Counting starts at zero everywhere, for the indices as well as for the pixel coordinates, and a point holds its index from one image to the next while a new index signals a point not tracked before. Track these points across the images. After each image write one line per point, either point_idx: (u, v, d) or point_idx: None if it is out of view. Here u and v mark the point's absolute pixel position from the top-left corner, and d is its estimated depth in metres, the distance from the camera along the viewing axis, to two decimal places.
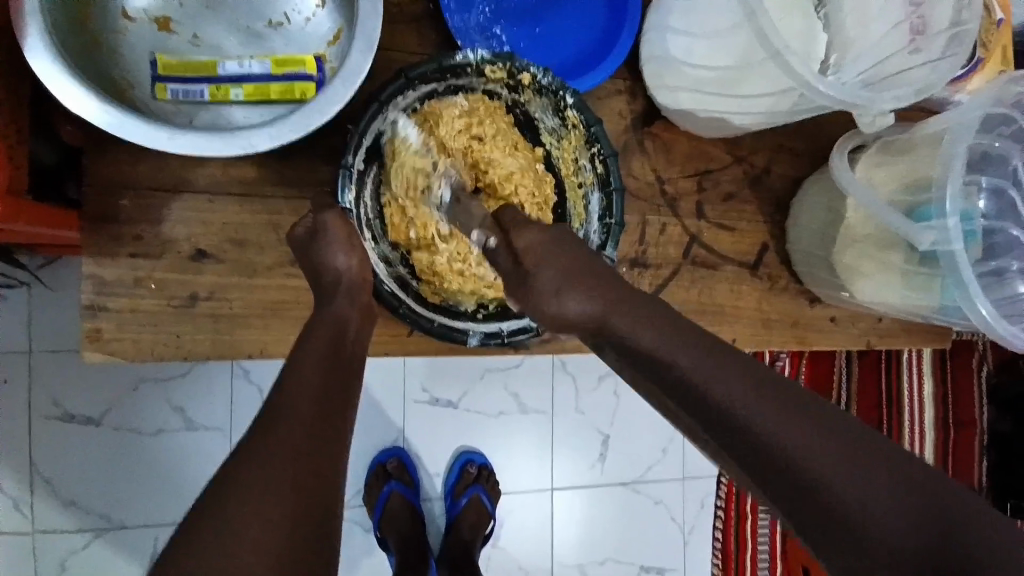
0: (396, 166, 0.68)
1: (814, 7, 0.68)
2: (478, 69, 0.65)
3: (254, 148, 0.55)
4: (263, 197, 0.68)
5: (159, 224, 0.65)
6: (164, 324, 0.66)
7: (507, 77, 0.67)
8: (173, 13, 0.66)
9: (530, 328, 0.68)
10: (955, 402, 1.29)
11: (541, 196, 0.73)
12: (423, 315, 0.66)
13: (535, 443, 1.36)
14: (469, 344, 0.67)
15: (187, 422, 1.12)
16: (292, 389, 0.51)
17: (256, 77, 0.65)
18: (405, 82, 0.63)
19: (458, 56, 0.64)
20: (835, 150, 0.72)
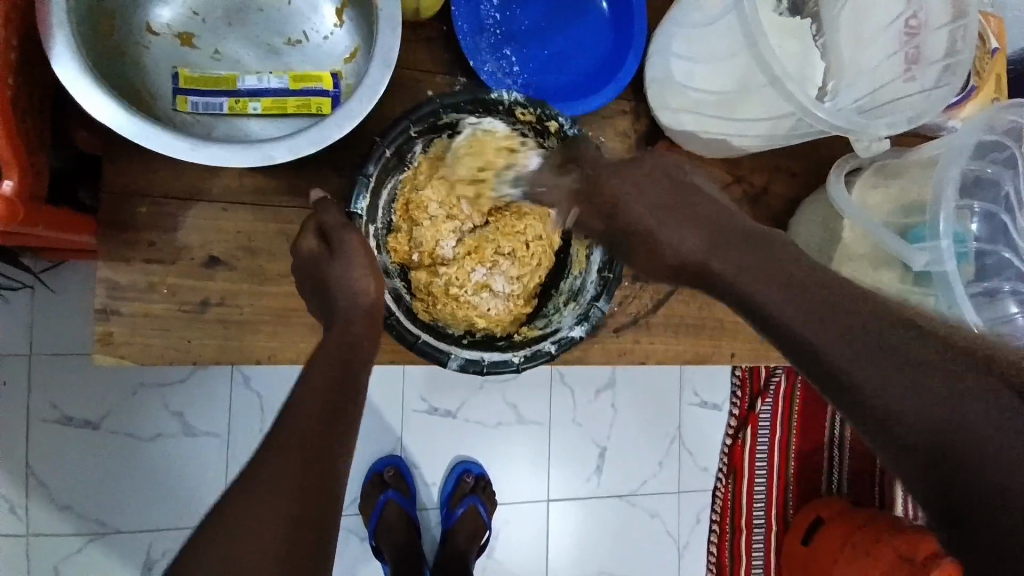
0: (417, 186, 0.71)
1: (812, 36, 0.70)
2: (509, 109, 0.67)
3: (272, 160, 0.56)
4: (276, 207, 0.69)
5: (173, 231, 0.67)
6: (175, 328, 0.67)
7: (536, 121, 0.68)
8: (195, 28, 0.68)
9: (510, 365, 0.68)
10: None
11: (548, 239, 0.74)
12: (409, 329, 0.65)
13: (532, 455, 1.37)
14: (447, 366, 0.66)
15: (187, 428, 1.13)
16: (302, 395, 0.54)
17: (273, 91, 0.67)
18: (438, 107, 0.65)
19: (494, 93, 0.66)
20: (832, 172, 0.75)
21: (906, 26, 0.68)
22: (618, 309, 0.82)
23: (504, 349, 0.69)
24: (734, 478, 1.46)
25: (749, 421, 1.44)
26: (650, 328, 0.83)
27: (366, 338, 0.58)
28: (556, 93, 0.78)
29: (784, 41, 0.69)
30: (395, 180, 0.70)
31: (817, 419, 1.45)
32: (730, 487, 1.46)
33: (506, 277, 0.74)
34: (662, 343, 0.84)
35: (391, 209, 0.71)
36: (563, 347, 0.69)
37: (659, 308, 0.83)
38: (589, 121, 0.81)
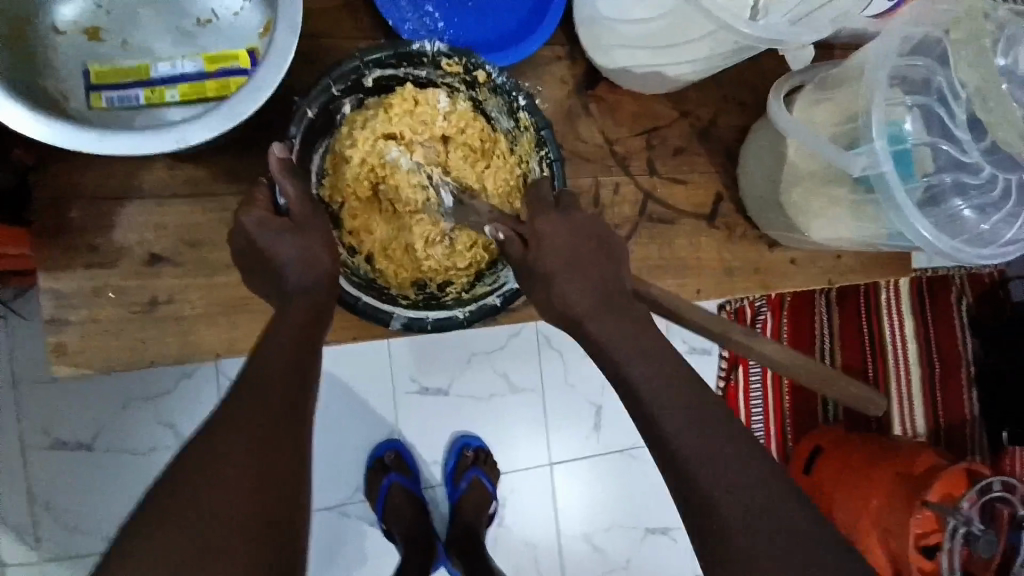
0: (355, 141, 0.68)
1: None
2: (435, 60, 0.66)
3: (186, 142, 0.54)
4: (214, 195, 0.68)
5: (111, 232, 0.66)
6: (128, 329, 0.66)
7: (463, 72, 0.67)
8: (101, 22, 0.66)
9: (457, 321, 0.68)
10: (938, 343, 1.43)
11: (506, 183, 0.73)
12: (349, 290, 0.65)
13: (531, 421, 1.38)
14: (391, 327, 0.66)
15: (179, 436, 1.13)
16: (256, 380, 0.51)
17: (190, 76, 0.66)
18: (361, 64, 0.63)
19: (415, 45, 0.64)
20: (771, 94, 0.72)
21: None
22: None
23: (449, 307, 0.69)
24: None
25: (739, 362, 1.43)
26: None
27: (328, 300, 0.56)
28: (484, 45, 0.76)
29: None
30: (326, 143, 0.67)
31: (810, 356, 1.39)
32: None
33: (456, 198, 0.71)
34: None
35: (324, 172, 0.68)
36: (508, 300, 0.68)
37: None
38: (522, 72, 0.80)
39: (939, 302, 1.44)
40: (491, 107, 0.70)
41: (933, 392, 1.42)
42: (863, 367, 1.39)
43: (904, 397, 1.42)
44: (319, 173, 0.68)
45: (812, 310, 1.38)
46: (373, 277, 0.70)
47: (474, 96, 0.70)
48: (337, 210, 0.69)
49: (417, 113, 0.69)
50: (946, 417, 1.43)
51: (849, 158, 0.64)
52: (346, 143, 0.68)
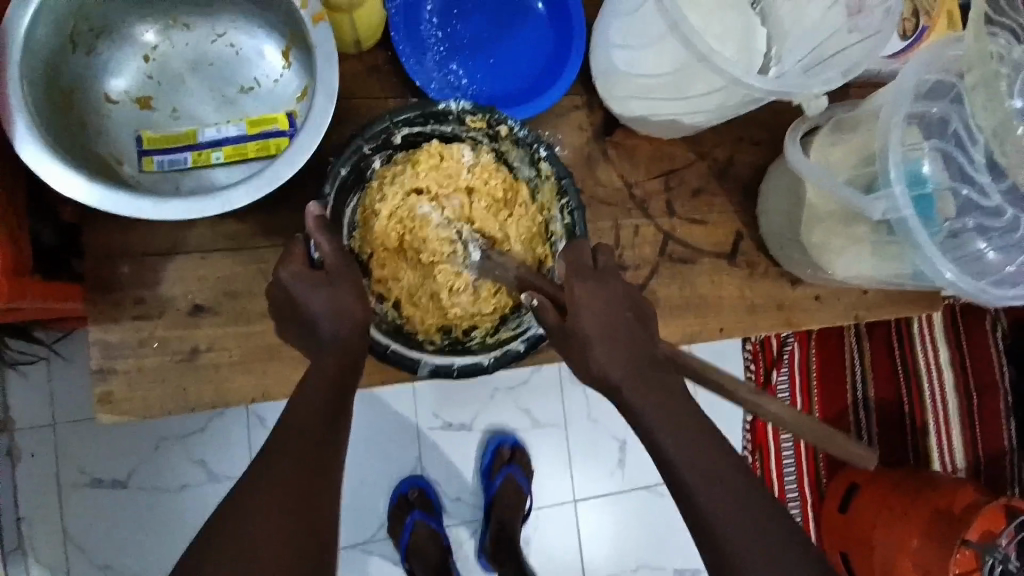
0: (383, 195, 0.71)
1: (751, 4, 0.76)
2: (459, 117, 0.70)
3: (231, 205, 0.58)
4: (252, 248, 0.71)
5: (156, 285, 0.70)
6: (169, 378, 0.70)
7: (487, 127, 0.71)
8: (151, 91, 0.71)
9: (482, 368, 0.70)
10: (976, 371, 1.39)
11: (528, 230, 0.75)
12: (380, 339, 0.68)
13: (555, 457, 1.38)
14: (418, 374, 0.68)
15: (211, 475, 1.16)
16: (293, 430, 0.53)
17: (232, 139, 0.71)
18: (390, 123, 0.67)
19: (441, 104, 0.68)
20: (788, 136, 0.74)
21: None
22: None
23: (475, 353, 0.71)
24: (761, 455, 1.41)
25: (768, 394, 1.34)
26: None
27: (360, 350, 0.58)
28: (504, 99, 0.80)
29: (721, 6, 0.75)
30: (357, 197, 0.71)
31: (839, 387, 1.37)
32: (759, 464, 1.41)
33: (483, 251, 0.72)
34: None
35: (355, 224, 0.71)
36: (532, 347, 0.70)
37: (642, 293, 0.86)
38: (541, 121, 0.84)
39: (970, 325, 1.40)
40: (514, 159, 0.73)
41: (973, 422, 1.38)
42: (895, 395, 1.38)
43: (942, 429, 1.38)
44: (350, 225, 0.71)
45: (840, 340, 1.38)
46: (401, 323, 0.73)
47: (497, 149, 0.73)
48: (367, 261, 0.72)
49: (443, 167, 0.72)
50: (986, 448, 1.38)
51: (867, 202, 0.64)
52: (375, 197, 0.71)
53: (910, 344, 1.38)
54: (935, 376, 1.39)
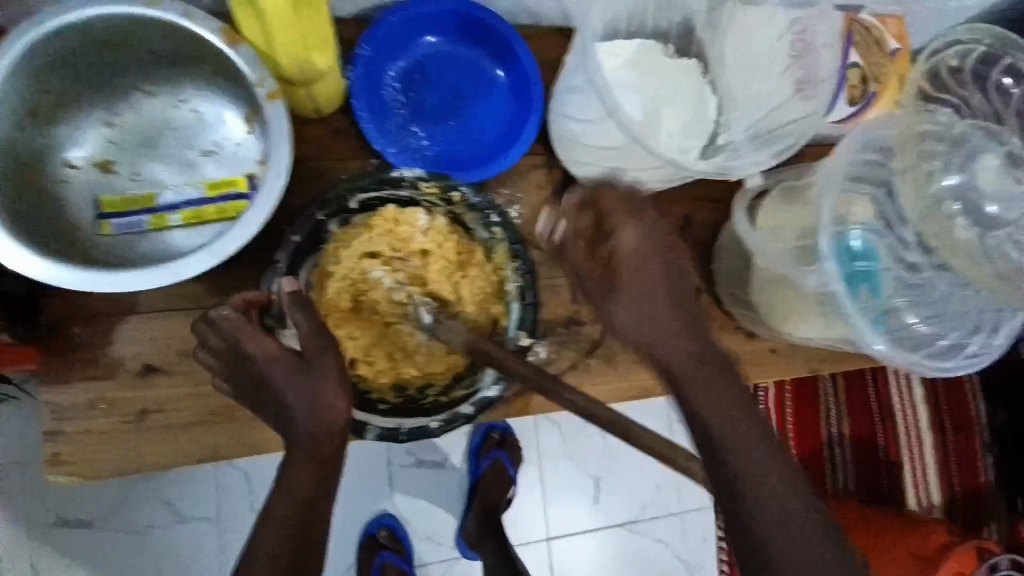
0: (337, 258, 0.73)
1: (701, 74, 0.81)
2: (413, 184, 0.72)
3: (177, 277, 0.59)
4: (207, 308, 0.72)
5: (109, 346, 0.71)
6: (120, 438, 0.71)
7: (440, 193, 0.73)
8: (111, 156, 0.72)
9: (430, 432, 0.70)
10: (948, 404, 1.35)
11: (482, 291, 0.76)
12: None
13: (529, 494, 1.38)
14: (366, 437, 0.69)
15: (178, 517, 1.14)
16: None
17: (191, 201, 0.72)
18: (343, 192, 0.69)
19: (394, 172, 0.71)
20: (733, 207, 0.76)
21: (794, 50, 0.75)
22: (555, 355, 0.86)
23: (426, 412, 0.72)
24: None
25: None
26: (591, 371, 0.87)
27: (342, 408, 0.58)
28: (464, 161, 0.82)
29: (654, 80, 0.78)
30: (312, 260, 0.72)
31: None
32: None
33: (434, 312, 0.74)
34: (605, 385, 0.87)
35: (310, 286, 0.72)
36: (481, 408, 0.72)
37: (598, 349, 0.87)
38: (501, 180, 0.85)
39: None
40: (467, 221, 0.75)
41: (947, 458, 1.34)
42: (869, 435, 1.32)
43: (915, 465, 1.34)
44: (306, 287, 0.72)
45: (812, 381, 1.30)
46: (356, 382, 0.74)
47: (451, 213, 0.75)
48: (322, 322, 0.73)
49: (397, 231, 0.74)
50: (961, 482, 1.33)
51: None
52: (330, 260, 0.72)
53: (883, 382, 1.32)
54: (907, 412, 1.34)
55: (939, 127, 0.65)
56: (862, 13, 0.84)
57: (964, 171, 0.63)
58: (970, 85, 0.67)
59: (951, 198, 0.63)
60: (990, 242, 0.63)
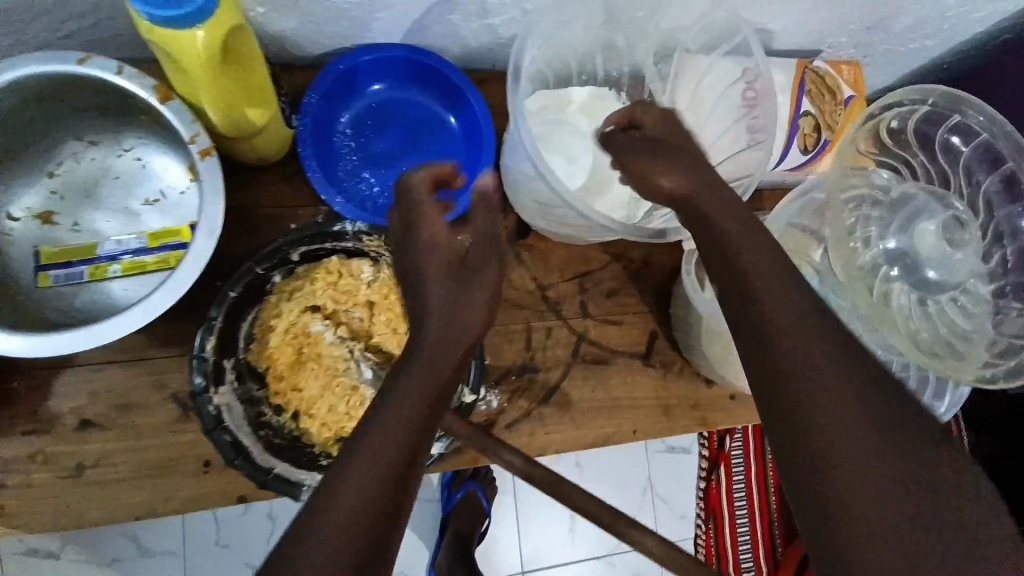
0: (279, 311, 0.72)
1: None
2: (357, 238, 0.71)
3: (103, 339, 0.59)
4: (148, 361, 0.71)
5: (48, 399, 0.70)
6: (56, 494, 0.69)
7: (385, 246, 0.72)
8: (54, 206, 0.72)
9: None
10: None
11: None
12: (261, 466, 0.65)
13: (505, 528, 1.36)
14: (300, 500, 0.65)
15: (142, 550, 1.17)
16: None
17: (132, 251, 0.71)
18: (284, 246, 0.68)
19: (338, 225, 0.70)
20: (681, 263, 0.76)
21: (748, 99, 0.74)
22: (507, 405, 0.84)
23: None
24: (714, 519, 1.50)
25: (719, 460, 1.50)
26: (547, 418, 0.85)
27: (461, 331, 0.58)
28: None
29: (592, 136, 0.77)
30: (253, 313, 0.70)
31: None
32: (711, 530, 1.49)
33: (375, 368, 0.75)
34: (560, 433, 0.86)
35: (251, 340, 0.71)
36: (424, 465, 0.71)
37: (553, 396, 0.86)
38: None
39: None
40: None
41: None
42: None
43: None
44: (246, 340, 0.70)
45: None
46: (298, 435, 0.72)
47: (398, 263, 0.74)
48: (263, 375, 0.72)
49: (342, 283, 0.74)
50: None
51: None
52: (271, 314, 0.72)
53: None
54: None
55: (879, 189, 0.65)
56: (813, 64, 0.85)
57: (904, 233, 0.63)
58: (916, 146, 0.67)
59: (888, 262, 0.63)
60: (932, 304, 0.62)
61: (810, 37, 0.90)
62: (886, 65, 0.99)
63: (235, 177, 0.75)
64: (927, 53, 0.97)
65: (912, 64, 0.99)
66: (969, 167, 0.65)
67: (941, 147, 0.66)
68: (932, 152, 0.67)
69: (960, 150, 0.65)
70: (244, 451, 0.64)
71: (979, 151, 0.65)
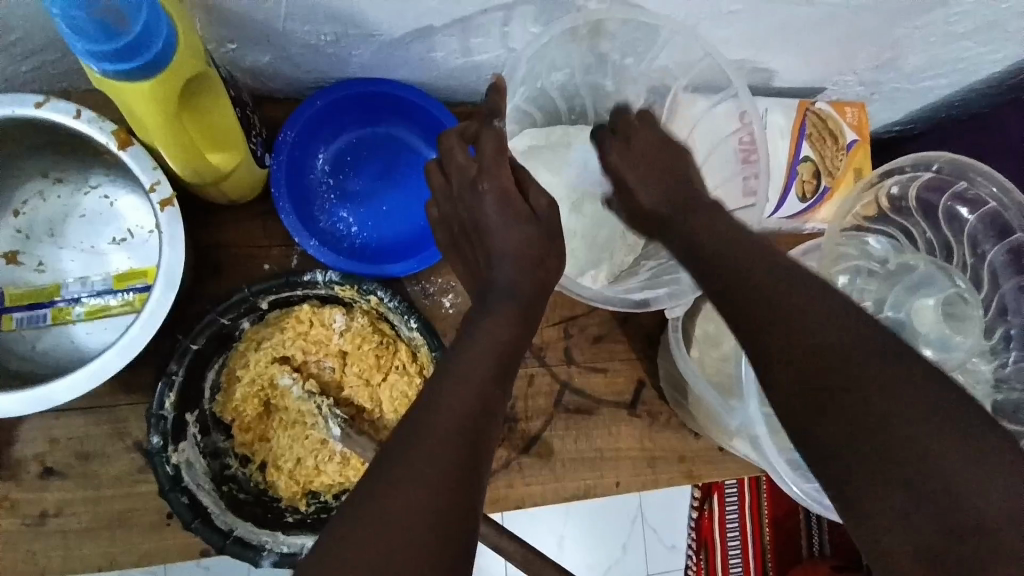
0: (246, 361, 0.69)
1: None
2: (328, 287, 0.68)
3: (53, 401, 0.57)
4: (112, 407, 0.69)
5: (9, 446, 0.68)
6: (16, 544, 0.67)
7: (357, 295, 0.69)
8: (20, 245, 0.69)
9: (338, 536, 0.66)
10: None
11: (403, 395, 0.72)
12: (219, 528, 0.62)
13: None
14: (261, 563, 0.62)
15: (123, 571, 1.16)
16: None
17: (97, 293, 0.69)
18: (251, 297, 0.66)
19: (308, 275, 0.67)
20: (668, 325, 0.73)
21: (742, 145, 0.69)
22: None
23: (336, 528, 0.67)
24: (706, 553, 1.44)
25: (712, 491, 1.42)
26: (526, 468, 0.82)
27: (544, 276, 0.54)
28: (393, 248, 0.79)
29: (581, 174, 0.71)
30: (219, 362, 0.68)
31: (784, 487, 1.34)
32: (703, 562, 1.45)
33: (344, 425, 0.71)
34: (540, 484, 0.83)
35: (217, 389, 0.69)
36: None
37: (533, 446, 0.83)
38: None
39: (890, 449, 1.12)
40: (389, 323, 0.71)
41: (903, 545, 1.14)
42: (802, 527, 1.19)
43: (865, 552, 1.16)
44: (212, 389, 0.68)
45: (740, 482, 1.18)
46: (265, 487, 0.70)
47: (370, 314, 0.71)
48: (229, 426, 0.70)
49: (312, 333, 0.71)
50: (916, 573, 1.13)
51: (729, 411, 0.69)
52: (237, 365, 0.69)
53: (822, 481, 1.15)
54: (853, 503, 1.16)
55: (874, 261, 0.63)
56: (815, 105, 0.81)
57: (900, 307, 0.59)
58: (918, 214, 0.64)
59: None
60: None
61: (813, 76, 0.87)
62: (895, 103, 0.95)
63: (206, 216, 0.73)
64: (938, 93, 0.92)
65: (922, 103, 0.95)
66: (975, 237, 0.62)
67: (946, 216, 0.63)
68: (936, 219, 0.64)
69: (966, 219, 0.62)
70: (203, 511, 0.62)
71: (986, 221, 0.61)
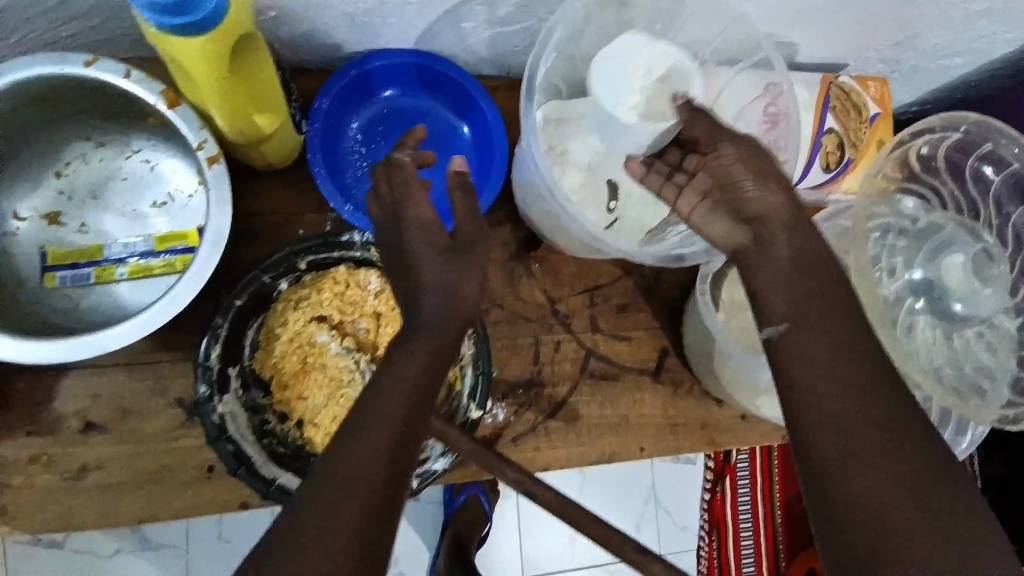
0: (285, 319, 0.71)
1: None
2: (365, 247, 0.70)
3: (104, 348, 0.58)
4: (152, 365, 0.71)
5: (51, 401, 0.69)
6: (55, 498, 0.69)
7: None
8: (61, 207, 0.71)
9: None
10: None
11: None
12: (262, 477, 0.63)
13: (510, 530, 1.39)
14: None
15: (145, 542, 1.18)
16: None
17: (139, 255, 0.71)
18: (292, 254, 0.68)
19: (346, 235, 0.69)
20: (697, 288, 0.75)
21: (766, 117, 0.71)
22: (513, 418, 0.83)
23: None
24: (717, 534, 1.45)
25: (726, 473, 1.44)
26: (552, 433, 0.84)
27: None
28: None
29: (650, 99, 0.67)
30: (260, 320, 0.70)
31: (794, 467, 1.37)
32: (715, 544, 1.45)
33: None
34: (565, 447, 0.84)
35: (256, 346, 0.70)
36: (427, 481, 0.69)
37: (559, 410, 0.84)
38: None
39: None
40: None
41: None
42: None
43: None
44: (252, 347, 0.70)
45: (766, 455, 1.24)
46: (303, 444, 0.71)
47: None
48: (267, 384, 0.71)
49: (349, 293, 0.73)
50: None
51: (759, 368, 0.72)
52: (275, 323, 0.71)
53: None
54: None
55: (906, 219, 0.64)
56: (840, 78, 0.83)
57: (929, 267, 0.62)
58: (945, 174, 0.65)
59: (913, 295, 0.62)
60: (956, 338, 0.61)
61: (833, 51, 0.88)
62: (913, 81, 0.96)
63: (242, 183, 0.74)
64: (958, 71, 0.93)
65: (941, 81, 0.96)
66: (999, 198, 0.64)
67: (972, 176, 0.64)
68: (964, 180, 0.65)
69: (991, 180, 0.64)
70: (247, 460, 0.63)
71: (1009, 183, 0.63)
